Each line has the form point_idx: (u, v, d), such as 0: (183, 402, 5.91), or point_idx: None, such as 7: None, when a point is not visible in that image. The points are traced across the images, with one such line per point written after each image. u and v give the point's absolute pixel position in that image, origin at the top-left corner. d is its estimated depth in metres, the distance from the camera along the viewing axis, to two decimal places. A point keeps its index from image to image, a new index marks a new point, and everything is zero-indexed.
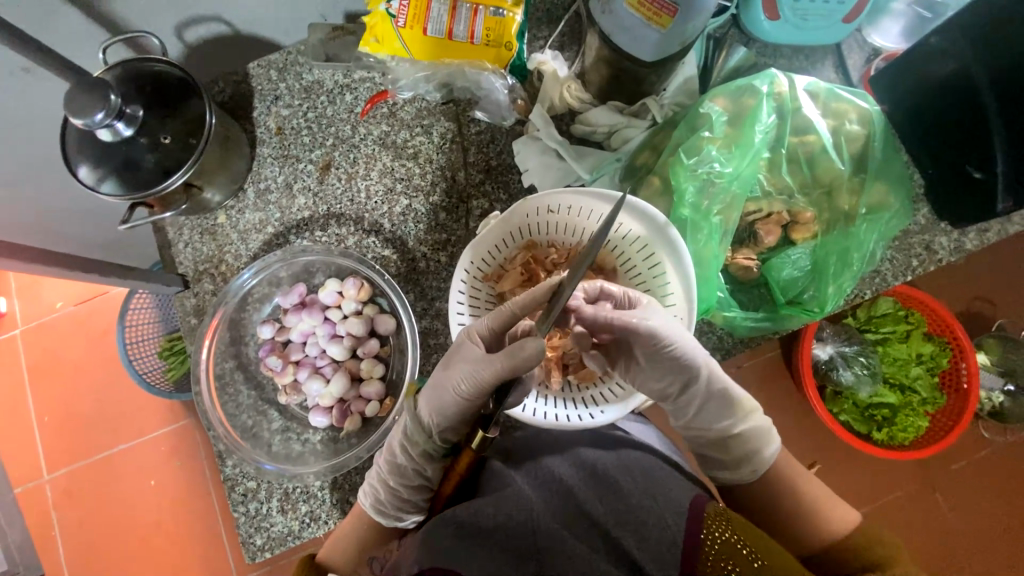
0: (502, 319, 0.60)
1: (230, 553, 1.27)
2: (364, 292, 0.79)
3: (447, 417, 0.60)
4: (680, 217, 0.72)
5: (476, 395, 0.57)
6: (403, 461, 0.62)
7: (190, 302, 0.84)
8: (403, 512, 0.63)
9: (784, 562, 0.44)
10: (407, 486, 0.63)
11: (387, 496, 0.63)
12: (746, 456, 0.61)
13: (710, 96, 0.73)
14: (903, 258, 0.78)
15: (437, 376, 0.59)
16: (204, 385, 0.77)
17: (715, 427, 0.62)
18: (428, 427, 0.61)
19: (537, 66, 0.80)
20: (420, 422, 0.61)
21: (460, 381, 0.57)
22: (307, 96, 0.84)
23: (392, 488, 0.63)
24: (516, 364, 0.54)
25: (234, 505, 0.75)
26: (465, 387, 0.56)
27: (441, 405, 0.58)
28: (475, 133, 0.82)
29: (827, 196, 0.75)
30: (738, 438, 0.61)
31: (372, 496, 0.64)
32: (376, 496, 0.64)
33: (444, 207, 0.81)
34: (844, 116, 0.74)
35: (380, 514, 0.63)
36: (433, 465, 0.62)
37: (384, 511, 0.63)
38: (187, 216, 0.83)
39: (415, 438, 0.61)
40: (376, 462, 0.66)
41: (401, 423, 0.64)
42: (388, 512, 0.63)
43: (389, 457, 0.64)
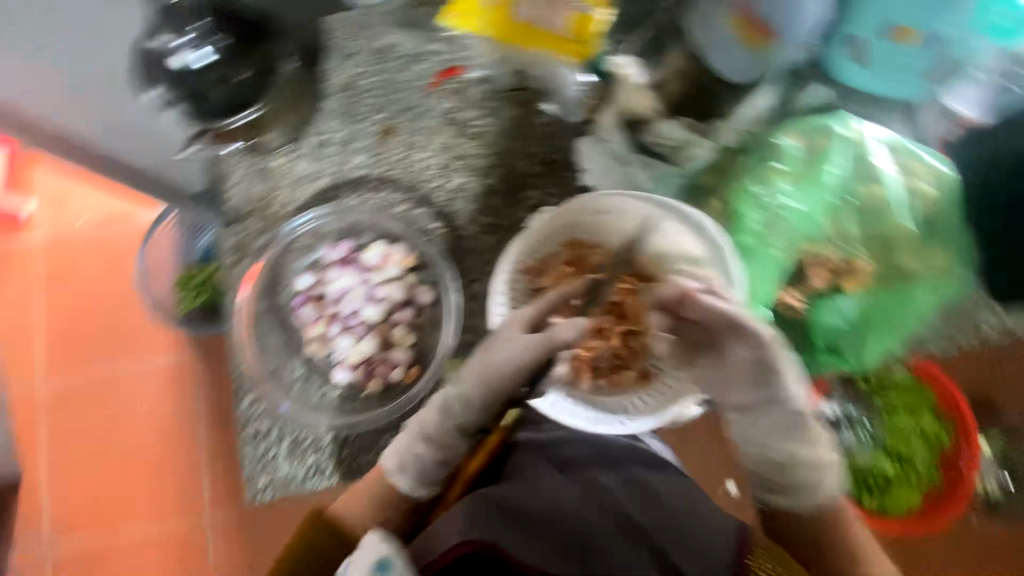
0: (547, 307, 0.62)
1: (205, 490, 1.27)
2: (409, 260, 0.79)
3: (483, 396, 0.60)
4: (740, 243, 0.73)
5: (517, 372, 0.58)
6: (435, 430, 0.62)
7: (231, 240, 0.83)
8: (422, 483, 0.63)
9: None
10: (434, 459, 0.63)
11: (411, 468, 0.63)
12: (807, 485, 0.60)
13: (784, 129, 0.74)
14: (947, 330, 0.78)
15: (479, 355, 0.60)
16: (240, 320, 0.80)
17: (782, 449, 0.60)
18: (468, 404, 0.61)
19: (613, 70, 0.75)
20: (463, 397, 0.61)
21: (501, 357, 0.58)
22: (380, 58, 0.85)
23: (417, 458, 0.63)
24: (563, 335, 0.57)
25: (245, 442, 0.77)
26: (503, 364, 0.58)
27: (495, 380, 0.59)
28: (541, 124, 0.83)
29: (885, 251, 0.74)
30: (798, 465, 0.60)
31: (396, 461, 0.64)
32: (402, 460, 0.64)
33: (498, 191, 0.81)
34: (918, 176, 0.72)
35: (402, 478, 0.64)
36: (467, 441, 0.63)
37: (406, 477, 0.63)
38: (245, 154, 0.83)
39: (455, 409, 0.61)
40: (409, 423, 0.66)
41: (440, 393, 0.64)
42: (410, 479, 0.63)
43: (421, 425, 0.64)
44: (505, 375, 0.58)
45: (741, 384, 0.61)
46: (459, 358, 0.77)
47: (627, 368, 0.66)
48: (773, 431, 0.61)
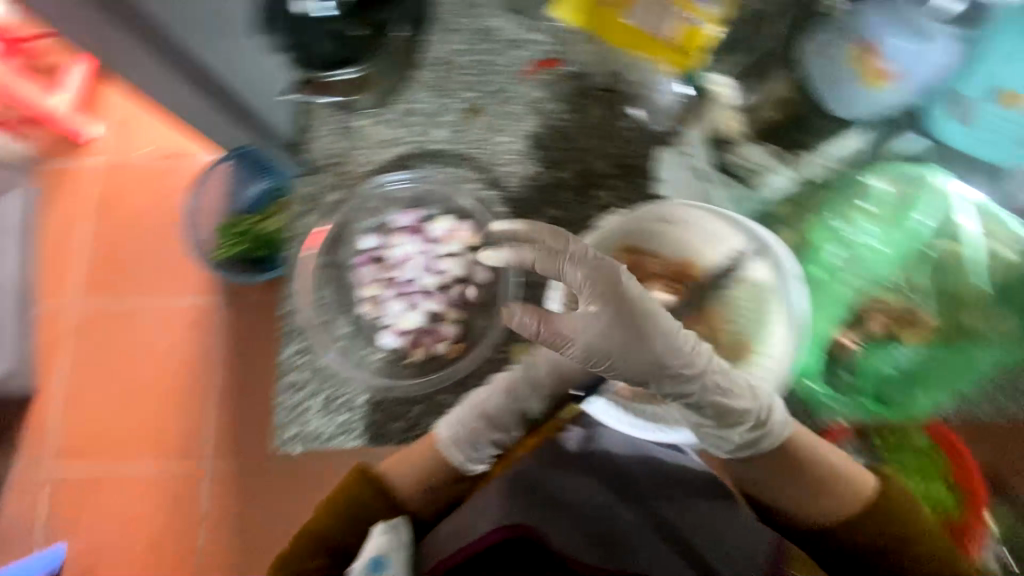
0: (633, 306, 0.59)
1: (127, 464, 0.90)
2: (474, 237, 0.79)
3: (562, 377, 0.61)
4: (812, 273, 0.74)
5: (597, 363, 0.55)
6: (498, 409, 0.61)
7: (304, 188, 0.85)
8: (475, 457, 0.62)
9: None
10: (492, 436, 0.62)
11: (465, 436, 0.62)
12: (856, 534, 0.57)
13: (874, 169, 0.74)
14: (998, 398, 0.75)
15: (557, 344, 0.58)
16: (297, 271, 0.82)
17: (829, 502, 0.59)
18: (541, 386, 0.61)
19: (711, 85, 0.76)
20: (534, 378, 0.61)
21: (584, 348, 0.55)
22: (482, 39, 0.85)
23: (473, 430, 0.61)
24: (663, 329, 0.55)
25: (282, 391, 0.81)
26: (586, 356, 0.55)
27: (569, 369, 0.60)
28: (625, 128, 0.84)
29: (954, 310, 0.72)
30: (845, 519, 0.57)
31: (449, 429, 0.62)
32: (458, 432, 0.62)
33: (571, 186, 0.82)
34: (998, 240, 0.71)
35: (455, 449, 0.62)
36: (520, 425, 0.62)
37: (461, 447, 0.61)
38: (332, 110, 0.85)
39: (522, 390, 0.61)
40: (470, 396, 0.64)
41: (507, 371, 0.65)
42: (464, 449, 0.61)
43: (479, 405, 0.63)
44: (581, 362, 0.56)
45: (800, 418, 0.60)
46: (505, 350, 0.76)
47: None
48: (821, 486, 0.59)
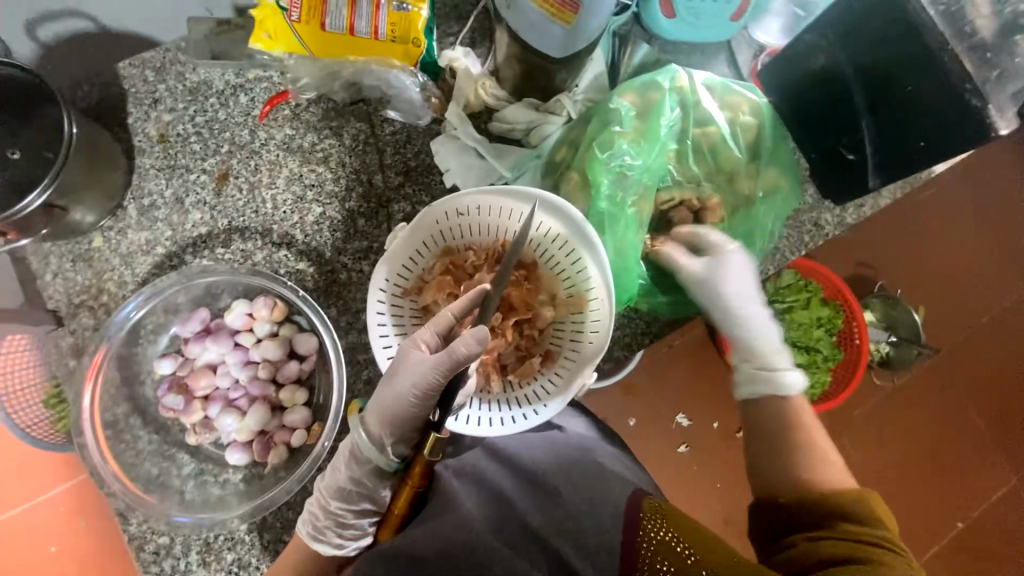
0: (441, 323, 0.58)
1: None
2: (278, 311, 0.72)
3: (399, 422, 0.56)
4: (599, 210, 0.73)
5: (431, 393, 0.55)
6: (347, 481, 0.59)
7: (66, 340, 0.72)
8: (346, 538, 0.59)
9: (719, 555, 0.46)
10: (351, 510, 0.59)
11: (327, 521, 0.59)
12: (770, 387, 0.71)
13: (618, 91, 0.75)
14: (797, 236, 0.87)
15: (382, 391, 0.56)
16: (89, 435, 0.67)
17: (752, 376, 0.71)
18: (380, 440, 0.57)
19: (449, 63, 0.77)
20: (371, 437, 0.57)
21: (410, 385, 0.54)
22: (193, 98, 0.76)
23: (332, 513, 0.59)
24: (459, 361, 0.53)
25: (145, 566, 0.67)
26: (415, 393, 0.54)
27: (398, 413, 0.55)
28: (390, 133, 0.79)
29: (729, 182, 0.80)
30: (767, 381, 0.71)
31: (310, 523, 0.60)
32: (315, 523, 0.60)
33: (362, 212, 0.77)
34: (738, 108, 0.79)
35: (320, 542, 0.59)
36: (383, 484, 0.59)
37: (322, 539, 0.59)
38: (54, 242, 0.71)
39: (363, 453, 0.58)
40: (315, 488, 0.62)
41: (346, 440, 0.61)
42: (329, 539, 0.59)
43: (331, 481, 0.60)
44: (412, 401, 0.55)
45: None
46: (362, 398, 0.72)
47: (532, 356, 0.69)
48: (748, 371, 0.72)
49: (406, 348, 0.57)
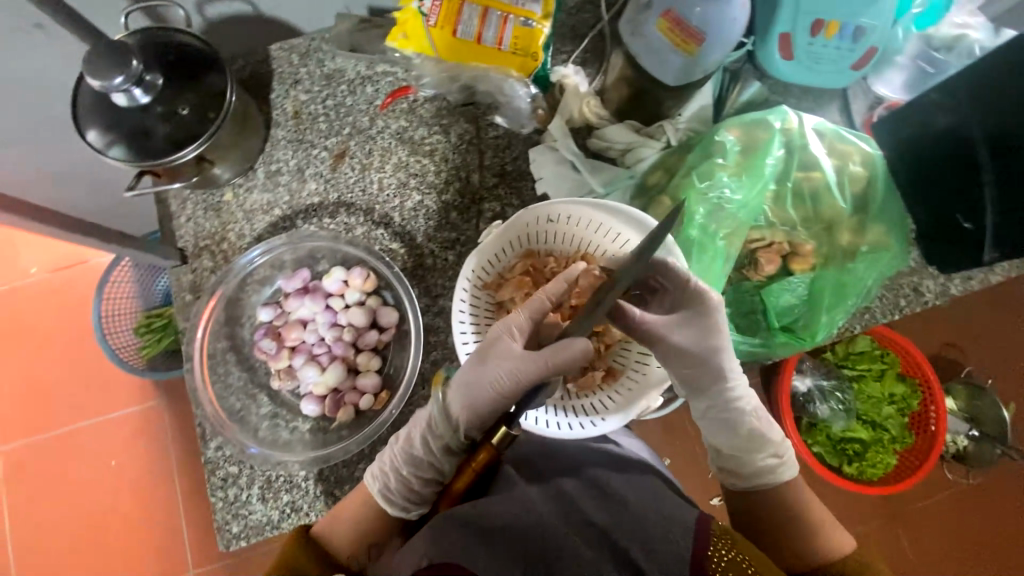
0: (537, 314, 0.62)
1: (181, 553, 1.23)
2: (369, 283, 0.79)
3: (479, 409, 0.59)
4: (689, 237, 0.74)
5: (514, 388, 0.58)
6: (422, 451, 0.62)
7: (186, 277, 0.82)
8: (410, 503, 0.63)
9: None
10: (418, 478, 0.63)
11: (397, 483, 0.63)
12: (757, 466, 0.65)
13: (725, 125, 0.76)
14: (893, 298, 0.81)
15: (475, 367, 0.60)
16: (196, 361, 0.76)
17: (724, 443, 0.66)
18: (457, 420, 0.60)
19: (560, 79, 0.82)
20: (446, 414, 0.61)
21: (500, 371, 0.58)
22: (328, 83, 0.84)
23: (404, 477, 0.62)
24: (557, 362, 0.57)
25: (213, 490, 0.74)
26: (503, 379, 0.58)
27: (481, 395, 0.59)
28: (492, 137, 0.83)
29: (827, 231, 0.79)
30: (740, 456, 0.65)
31: (380, 481, 0.63)
32: (386, 483, 0.63)
33: (455, 206, 0.82)
34: (848, 157, 0.77)
35: (388, 502, 0.63)
36: (449, 460, 0.62)
37: (392, 500, 0.63)
38: (193, 191, 0.82)
39: (438, 427, 0.61)
40: (389, 447, 0.65)
41: (423, 412, 0.65)
42: (396, 501, 0.63)
43: (405, 446, 0.63)
44: (497, 390, 0.58)
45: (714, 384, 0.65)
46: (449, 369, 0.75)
47: (595, 369, 0.70)
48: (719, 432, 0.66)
49: (501, 334, 0.61)
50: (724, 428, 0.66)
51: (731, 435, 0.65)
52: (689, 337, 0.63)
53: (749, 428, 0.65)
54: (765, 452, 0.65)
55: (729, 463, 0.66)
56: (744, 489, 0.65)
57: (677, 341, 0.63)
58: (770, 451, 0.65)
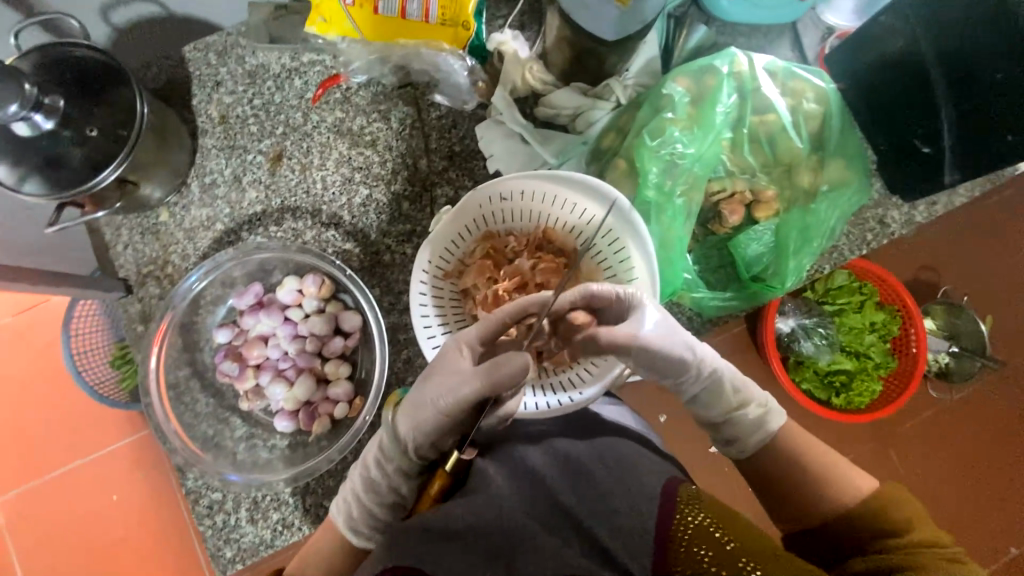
0: (487, 329, 0.59)
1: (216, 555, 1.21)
2: (325, 289, 0.76)
3: (427, 432, 0.57)
4: (645, 199, 0.72)
5: (455, 411, 0.56)
6: (379, 476, 0.60)
7: (135, 307, 0.78)
8: (375, 533, 0.60)
9: (749, 540, 0.46)
10: (381, 505, 0.60)
11: (360, 514, 0.60)
12: (755, 425, 0.64)
13: (672, 76, 0.73)
14: (859, 233, 0.81)
15: (418, 392, 0.58)
16: (154, 398, 0.73)
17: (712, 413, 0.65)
18: (406, 442, 0.58)
19: (497, 46, 0.77)
20: (398, 437, 0.59)
21: (440, 396, 0.56)
22: (252, 81, 0.79)
23: (365, 505, 0.60)
24: (498, 380, 0.54)
25: (200, 519, 0.72)
26: (444, 405, 0.55)
27: (427, 419, 0.57)
28: (436, 118, 0.79)
29: (787, 173, 0.77)
30: (730, 422, 0.65)
31: (345, 513, 0.62)
32: (349, 514, 0.61)
33: (407, 196, 0.78)
34: (801, 95, 0.75)
35: (353, 534, 0.61)
36: (408, 482, 0.60)
37: (357, 531, 0.60)
38: (126, 215, 0.77)
39: (390, 453, 0.60)
40: (349, 478, 0.64)
41: (377, 437, 0.63)
42: (361, 532, 0.60)
43: (363, 474, 0.62)
44: (442, 415, 0.56)
45: (679, 370, 0.63)
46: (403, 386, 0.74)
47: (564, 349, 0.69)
48: (705, 401, 0.65)
49: (449, 346, 0.59)
50: (708, 402, 0.65)
51: (715, 407, 0.65)
52: (644, 325, 0.60)
53: (728, 392, 0.64)
54: (749, 408, 0.64)
55: (722, 432, 0.66)
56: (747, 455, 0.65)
57: (637, 333, 0.60)
58: (753, 404, 0.65)
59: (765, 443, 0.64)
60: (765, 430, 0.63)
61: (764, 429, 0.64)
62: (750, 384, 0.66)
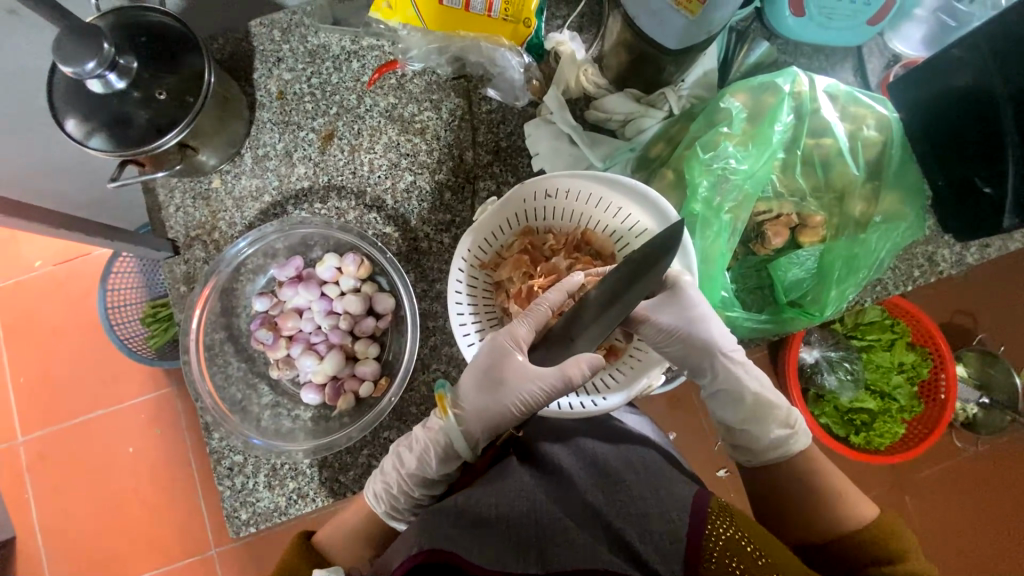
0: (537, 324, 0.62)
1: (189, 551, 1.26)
2: (363, 269, 0.77)
3: (500, 430, 0.60)
4: (692, 212, 0.71)
5: (531, 408, 0.59)
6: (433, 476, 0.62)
7: (179, 269, 0.81)
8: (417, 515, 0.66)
9: (776, 554, 0.46)
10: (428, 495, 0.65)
11: (405, 504, 0.64)
12: (775, 442, 0.63)
13: (730, 90, 0.72)
14: (906, 269, 0.78)
15: (488, 394, 0.59)
16: (193, 354, 0.76)
17: (729, 416, 0.65)
18: (476, 443, 0.61)
19: (555, 46, 0.78)
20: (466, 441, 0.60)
21: (516, 396, 0.58)
22: (311, 60, 0.81)
23: (414, 499, 0.64)
24: (574, 377, 0.58)
25: (220, 479, 0.74)
26: (521, 405, 0.58)
27: (501, 420, 0.59)
28: (486, 111, 0.79)
29: (838, 201, 0.76)
30: (746, 431, 0.64)
31: (387, 504, 0.64)
32: (393, 505, 0.64)
33: (450, 186, 0.79)
34: (861, 121, 0.73)
35: (394, 519, 0.65)
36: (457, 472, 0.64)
37: (400, 517, 0.65)
38: (180, 178, 0.79)
39: (452, 453, 0.61)
40: (392, 474, 0.64)
41: (429, 439, 0.62)
42: (404, 517, 0.65)
43: (413, 474, 0.63)
44: (517, 414, 0.59)
45: (703, 364, 0.64)
46: (438, 378, 0.75)
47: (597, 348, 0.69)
48: (718, 402, 0.66)
49: (505, 345, 0.61)
50: (727, 405, 0.65)
51: (731, 411, 0.65)
52: (669, 316, 0.62)
53: (751, 403, 0.64)
54: (774, 424, 0.63)
55: (738, 441, 0.66)
56: (758, 463, 0.65)
57: (660, 323, 0.62)
58: (779, 422, 0.63)
59: (780, 460, 0.63)
60: (783, 450, 0.63)
61: (781, 449, 0.63)
62: (781, 403, 0.65)
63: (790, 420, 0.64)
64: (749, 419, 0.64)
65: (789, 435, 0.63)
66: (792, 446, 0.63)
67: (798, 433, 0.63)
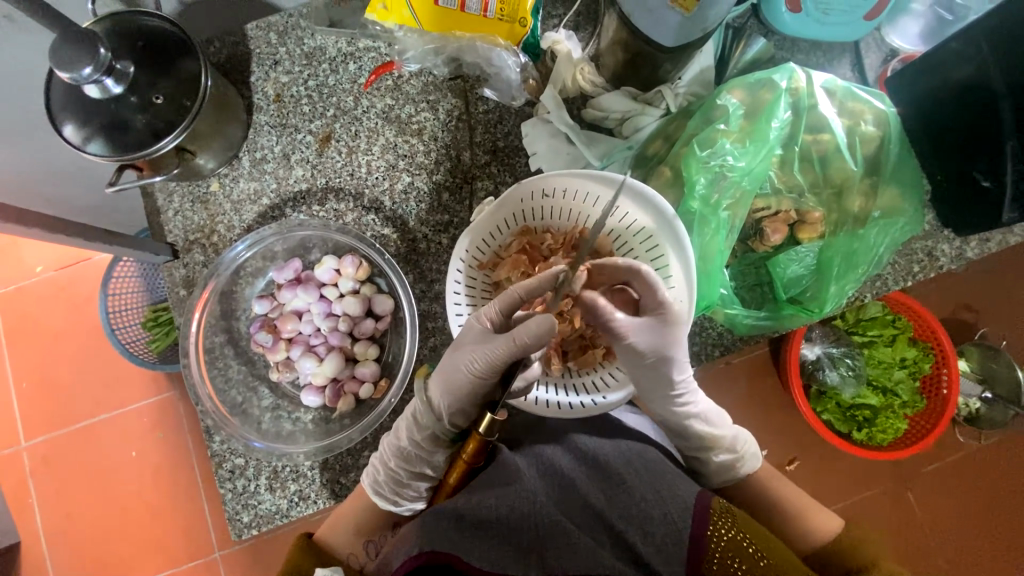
0: (507, 304, 0.60)
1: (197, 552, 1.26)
2: (362, 271, 0.78)
3: (459, 399, 0.59)
4: (690, 210, 0.71)
5: (486, 373, 0.57)
6: (410, 446, 0.62)
7: (179, 272, 0.81)
8: (400, 497, 0.63)
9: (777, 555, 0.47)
10: (409, 471, 0.63)
11: (386, 478, 0.63)
12: (717, 467, 0.64)
13: (727, 87, 0.72)
14: (905, 264, 0.78)
15: (448, 357, 0.60)
16: (193, 358, 0.76)
17: (677, 438, 0.66)
18: (438, 410, 0.60)
19: (551, 46, 0.77)
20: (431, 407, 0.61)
21: (470, 360, 0.57)
22: (308, 63, 0.81)
23: (393, 471, 0.63)
24: (525, 339, 0.55)
25: (221, 482, 0.74)
26: (474, 368, 0.57)
27: (458, 386, 0.58)
28: (483, 111, 0.79)
29: (837, 196, 0.75)
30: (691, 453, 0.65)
31: (370, 476, 0.64)
32: (375, 477, 0.64)
33: (448, 186, 0.79)
34: (859, 117, 0.73)
35: (377, 495, 0.63)
36: (439, 450, 0.63)
37: (382, 494, 0.63)
38: (178, 183, 0.79)
39: (424, 421, 0.62)
40: (381, 444, 0.66)
41: (409, 406, 0.64)
42: (386, 494, 0.63)
43: (394, 441, 0.64)
44: (472, 379, 0.57)
45: (657, 393, 0.63)
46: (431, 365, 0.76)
47: (596, 347, 0.66)
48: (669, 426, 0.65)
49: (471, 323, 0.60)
50: (676, 431, 0.65)
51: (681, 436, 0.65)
52: (645, 341, 0.59)
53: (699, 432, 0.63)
54: (719, 451, 0.64)
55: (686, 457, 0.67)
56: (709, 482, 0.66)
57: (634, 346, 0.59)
58: (724, 449, 0.64)
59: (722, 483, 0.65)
60: (726, 476, 0.63)
61: (723, 475, 0.64)
62: (730, 431, 0.64)
63: (736, 452, 0.64)
64: (695, 445, 0.64)
65: (735, 462, 0.64)
66: (738, 472, 0.64)
67: (744, 460, 0.64)
